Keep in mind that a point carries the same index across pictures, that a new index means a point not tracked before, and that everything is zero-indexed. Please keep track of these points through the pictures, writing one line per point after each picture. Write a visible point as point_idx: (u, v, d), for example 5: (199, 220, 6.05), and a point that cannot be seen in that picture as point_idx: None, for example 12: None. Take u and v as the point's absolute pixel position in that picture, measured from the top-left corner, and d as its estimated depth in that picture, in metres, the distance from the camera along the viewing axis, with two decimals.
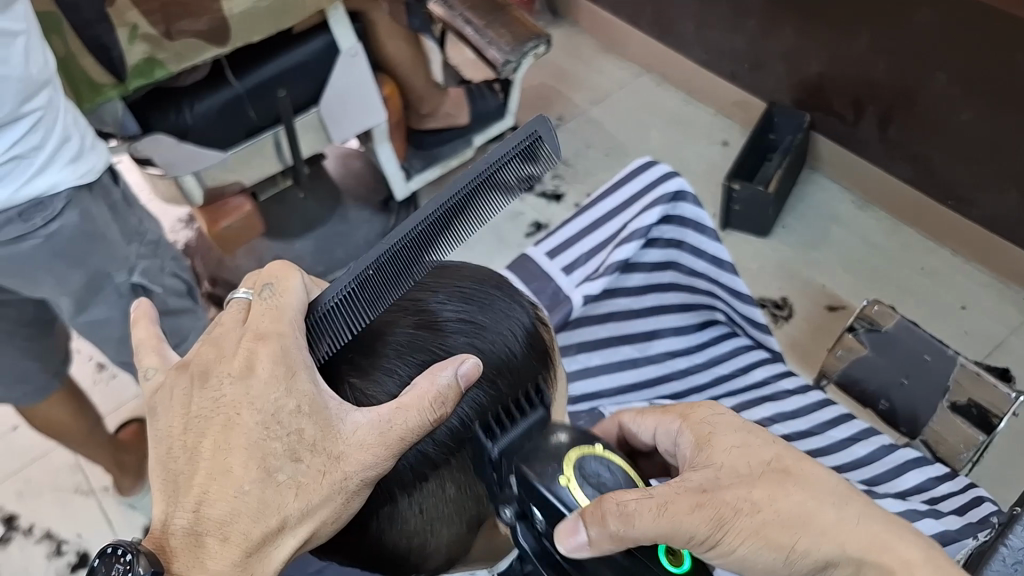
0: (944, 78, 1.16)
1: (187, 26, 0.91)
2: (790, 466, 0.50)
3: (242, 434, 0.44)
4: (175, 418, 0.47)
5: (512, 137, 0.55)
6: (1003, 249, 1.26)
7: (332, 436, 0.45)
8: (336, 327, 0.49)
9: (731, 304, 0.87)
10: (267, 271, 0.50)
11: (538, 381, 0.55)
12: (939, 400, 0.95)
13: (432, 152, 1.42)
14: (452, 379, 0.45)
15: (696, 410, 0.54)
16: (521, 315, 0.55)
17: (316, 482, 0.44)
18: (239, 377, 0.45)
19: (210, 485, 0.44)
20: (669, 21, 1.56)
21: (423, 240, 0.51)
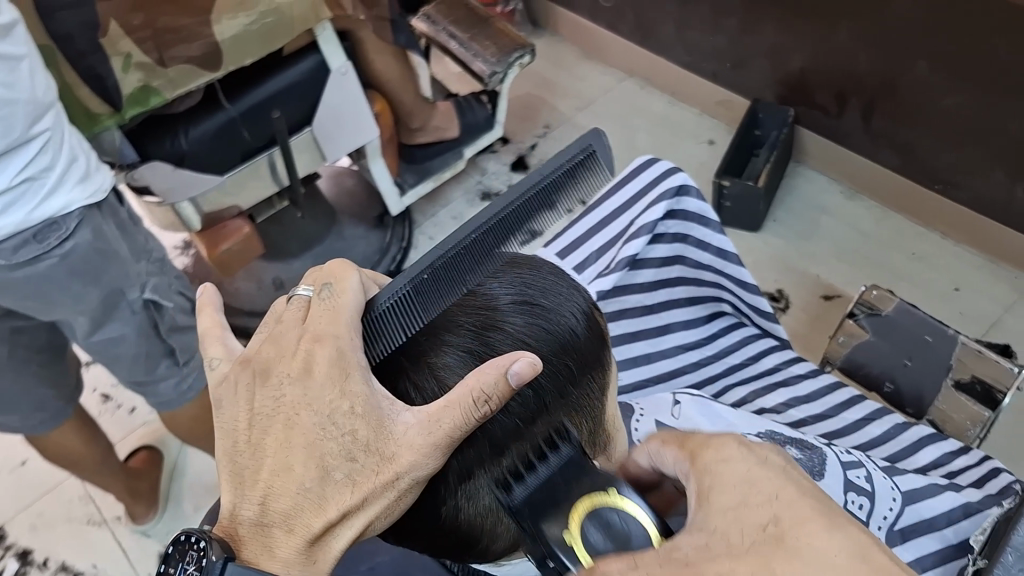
0: (926, 65, 1.19)
1: (180, 52, 0.92)
2: (787, 534, 0.39)
3: (302, 434, 0.45)
4: (240, 413, 0.49)
5: (564, 151, 0.55)
6: (990, 230, 1.29)
7: (383, 436, 0.45)
8: (393, 328, 0.48)
9: (737, 294, 0.89)
10: (328, 269, 0.50)
11: (598, 361, 0.53)
12: (943, 379, 0.97)
13: (424, 165, 1.43)
14: (502, 377, 0.43)
15: (708, 450, 0.44)
16: (578, 296, 0.54)
17: (370, 481, 0.45)
18: (300, 377, 0.47)
19: (273, 480, 0.46)
20: (650, 25, 1.59)
21: (481, 249, 0.51)
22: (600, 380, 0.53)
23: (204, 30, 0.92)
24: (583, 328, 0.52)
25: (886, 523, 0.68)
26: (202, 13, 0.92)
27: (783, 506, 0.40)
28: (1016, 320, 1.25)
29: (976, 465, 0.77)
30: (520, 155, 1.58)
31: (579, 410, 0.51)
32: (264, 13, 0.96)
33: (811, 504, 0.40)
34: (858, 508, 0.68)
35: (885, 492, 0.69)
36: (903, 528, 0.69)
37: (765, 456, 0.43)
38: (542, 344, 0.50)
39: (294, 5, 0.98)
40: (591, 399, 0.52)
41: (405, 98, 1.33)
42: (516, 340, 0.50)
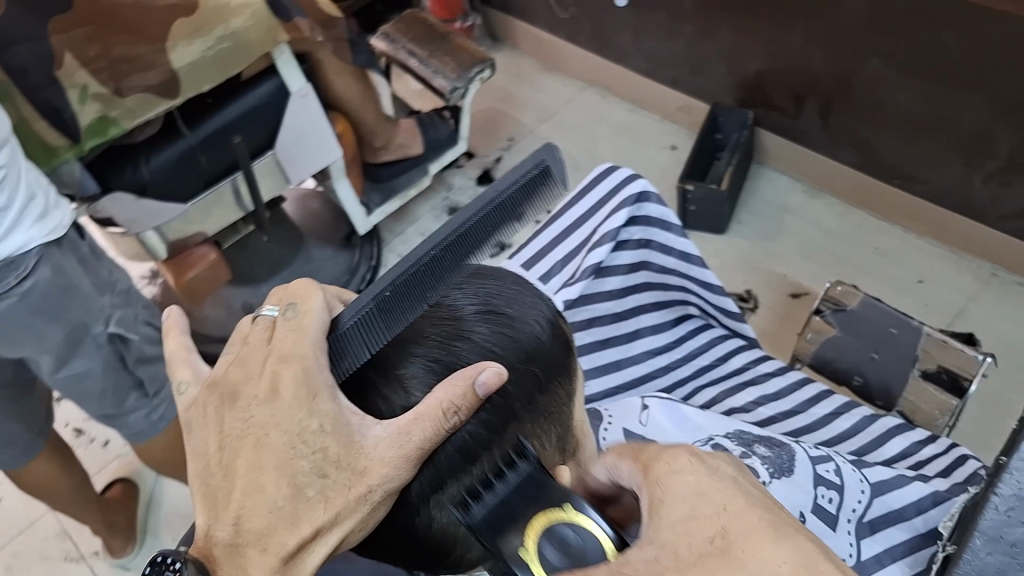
0: (878, 62, 1.21)
1: (137, 82, 0.91)
2: (733, 545, 0.40)
3: (272, 453, 0.45)
4: (210, 436, 0.48)
5: (518, 166, 0.53)
6: (949, 221, 1.31)
7: (354, 451, 0.44)
8: (358, 345, 0.47)
9: (703, 296, 0.90)
10: (292, 288, 0.50)
11: (565, 368, 0.53)
12: (910, 370, 0.98)
13: (390, 183, 1.44)
14: (469, 387, 0.44)
15: (660, 462, 0.45)
16: (542, 304, 0.54)
17: (343, 497, 0.44)
18: (266, 399, 0.46)
19: (245, 502, 0.45)
20: (608, 35, 1.60)
21: (444, 264, 0.50)
22: (567, 386, 0.53)
23: (160, 57, 0.92)
24: (548, 334, 0.52)
25: (855, 516, 0.68)
26: (157, 41, 0.91)
27: (731, 517, 0.41)
28: (980, 309, 1.27)
29: (944, 453, 0.78)
30: (485, 169, 1.58)
31: (548, 415, 0.51)
32: (219, 37, 0.95)
33: (759, 517, 0.41)
34: (828, 502, 0.68)
35: (853, 493, 0.69)
36: (873, 520, 0.68)
37: (717, 467, 0.44)
38: (508, 350, 0.50)
39: (249, 30, 0.98)
40: (560, 405, 0.52)
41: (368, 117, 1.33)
42: (483, 347, 0.50)
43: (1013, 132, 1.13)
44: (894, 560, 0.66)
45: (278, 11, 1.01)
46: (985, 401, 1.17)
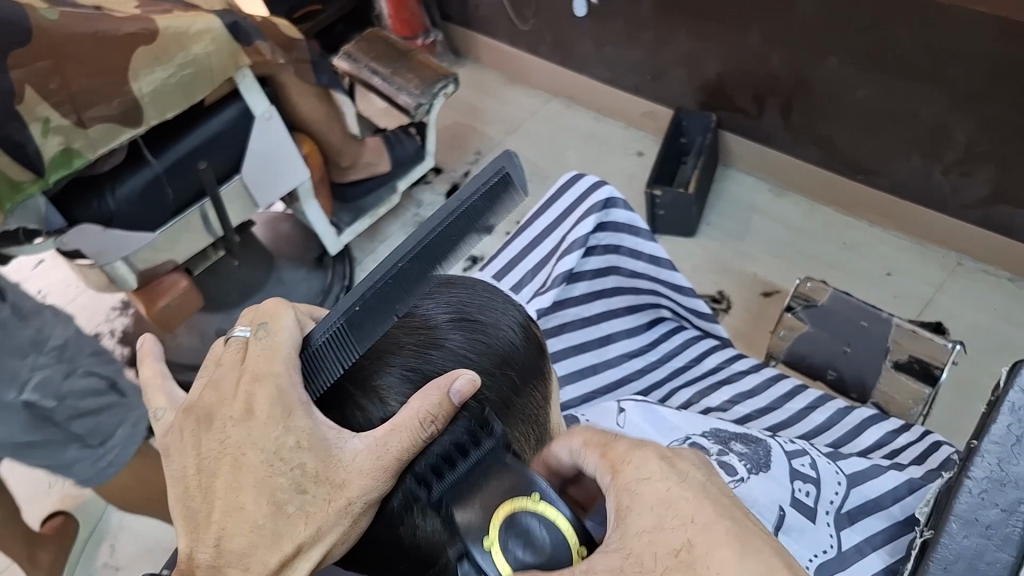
0: (835, 60, 1.23)
1: (100, 112, 0.91)
2: (700, 559, 0.41)
3: (250, 472, 0.45)
4: (187, 460, 0.48)
5: (481, 175, 0.54)
6: (912, 213, 1.33)
7: (331, 464, 0.45)
8: (332, 361, 0.48)
9: (674, 298, 0.91)
10: (263, 309, 0.50)
11: (539, 371, 0.54)
12: (882, 362, 1.00)
13: (358, 203, 1.44)
14: (443, 396, 0.44)
15: (628, 466, 0.45)
16: (513, 312, 0.55)
17: (324, 511, 0.44)
18: (241, 420, 0.46)
19: (225, 522, 0.45)
20: (569, 46, 1.61)
21: (414, 276, 0.49)
22: (542, 391, 0.54)
23: (122, 87, 0.92)
24: (520, 340, 0.53)
25: (833, 507, 0.68)
26: (118, 71, 0.91)
27: (698, 530, 0.42)
28: (947, 298, 1.29)
29: (918, 441, 0.79)
30: (454, 183, 1.59)
31: (525, 417, 0.52)
32: (181, 64, 0.96)
33: (726, 530, 0.42)
34: (805, 495, 0.69)
35: (828, 485, 0.70)
36: (850, 512, 0.68)
37: (686, 474, 0.45)
38: (482, 357, 0.51)
39: (211, 55, 0.99)
40: (536, 408, 0.53)
41: (334, 137, 1.33)
42: (457, 355, 0.50)
43: (969, 122, 1.16)
44: (874, 548, 0.65)
45: (239, 35, 1.02)
46: (956, 386, 1.19)
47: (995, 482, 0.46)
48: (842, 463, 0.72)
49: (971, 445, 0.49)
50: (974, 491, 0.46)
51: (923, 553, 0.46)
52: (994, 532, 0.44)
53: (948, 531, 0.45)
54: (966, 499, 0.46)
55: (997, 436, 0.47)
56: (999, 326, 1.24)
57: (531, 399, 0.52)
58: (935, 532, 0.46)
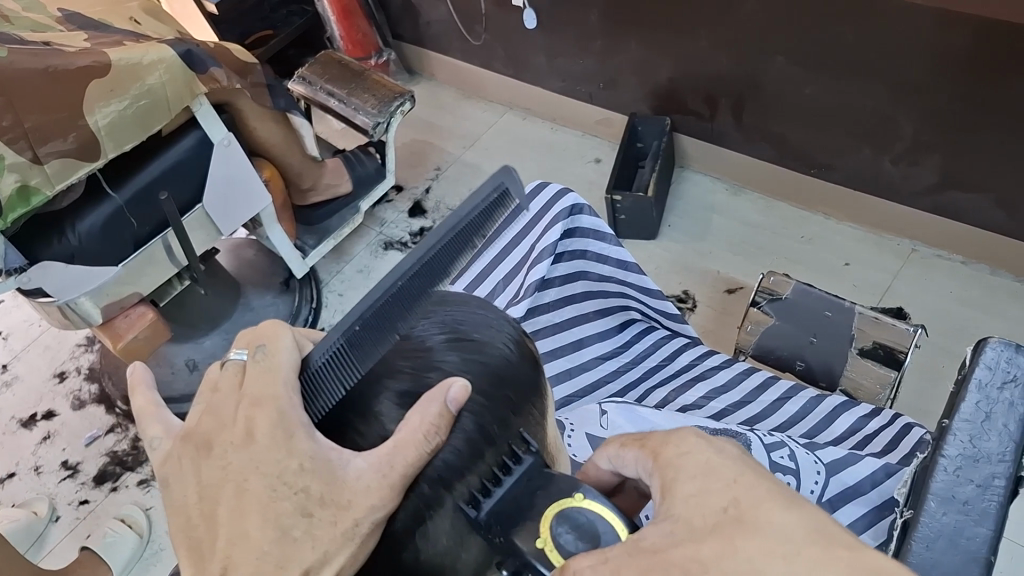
0: (782, 59, 1.25)
1: (55, 148, 0.91)
2: (749, 512, 0.39)
3: (254, 498, 0.40)
4: (188, 489, 0.43)
5: (479, 189, 0.49)
6: (867, 204, 1.36)
7: (336, 486, 0.39)
8: (332, 383, 0.43)
9: (644, 300, 0.93)
10: (261, 330, 0.46)
11: (536, 387, 0.48)
12: (848, 350, 1.03)
13: (323, 225, 1.46)
14: (441, 407, 0.41)
15: (669, 446, 0.44)
16: (506, 325, 0.49)
17: (330, 534, 0.39)
18: (242, 446, 0.42)
19: (230, 552, 0.40)
20: (522, 58, 1.63)
21: (411, 295, 0.45)
22: (538, 409, 0.47)
23: (77, 121, 0.92)
24: (517, 355, 0.47)
25: (814, 496, 0.67)
26: (70, 105, 0.91)
27: (742, 489, 0.41)
28: (907, 284, 1.32)
29: (889, 425, 0.79)
30: (416, 201, 1.60)
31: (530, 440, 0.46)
32: (136, 96, 0.96)
33: (769, 487, 0.41)
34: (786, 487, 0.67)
35: (808, 478, 0.68)
36: (831, 499, 0.67)
37: (723, 446, 0.43)
38: (480, 375, 0.44)
39: (166, 85, 0.99)
40: (537, 426, 0.47)
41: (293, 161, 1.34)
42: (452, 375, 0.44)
43: (914, 114, 1.19)
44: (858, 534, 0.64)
45: (193, 63, 1.03)
46: (920, 369, 1.23)
47: (969, 459, 0.49)
48: (821, 453, 0.70)
49: (941, 425, 0.51)
50: (949, 469, 0.49)
51: (905, 533, 0.48)
52: (971, 507, 0.47)
53: (928, 510, 0.47)
54: (942, 477, 0.48)
55: (968, 414, 0.50)
56: (958, 308, 1.27)
57: (529, 417, 0.46)
58: (915, 509, 0.48)
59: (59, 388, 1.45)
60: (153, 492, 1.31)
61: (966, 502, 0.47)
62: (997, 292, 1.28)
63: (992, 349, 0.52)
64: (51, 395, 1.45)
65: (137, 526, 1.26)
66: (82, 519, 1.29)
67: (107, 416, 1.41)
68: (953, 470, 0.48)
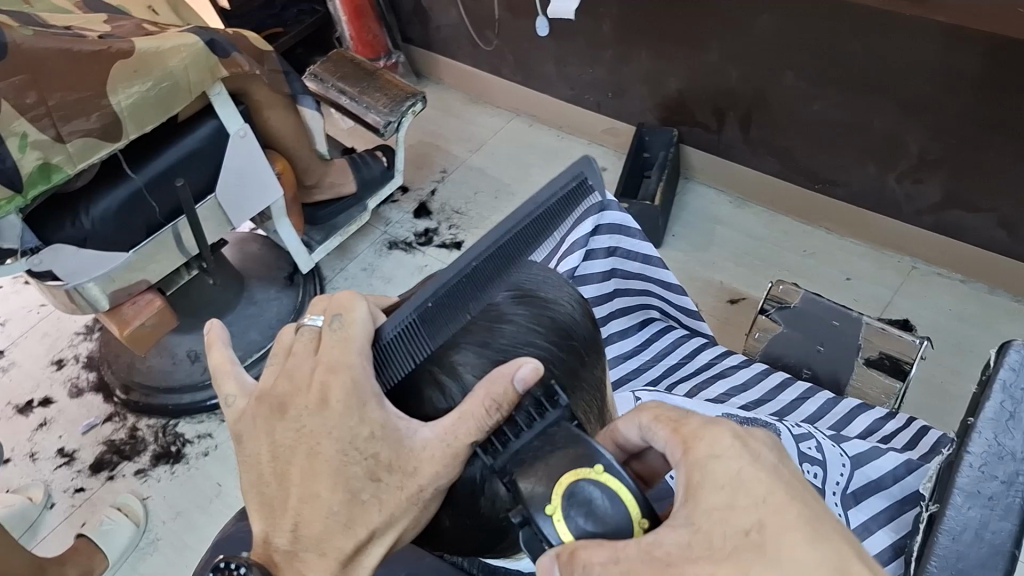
0: (792, 75, 1.28)
1: (78, 126, 0.91)
2: (772, 540, 0.37)
3: (326, 463, 0.42)
4: (261, 446, 0.45)
5: (559, 179, 0.52)
6: (868, 220, 1.39)
7: (403, 453, 0.41)
8: (403, 356, 0.44)
9: (667, 298, 0.96)
10: (337, 300, 0.45)
11: (592, 343, 0.51)
12: (854, 358, 1.04)
13: (329, 223, 1.47)
14: (507, 385, 0.40)
15: (702, 442, 0.41)
16: (564, 287, 0.52)
17: (396, 499, 0.42)
18: (317, 411, 0.42)
19: (302, 508, 0.43)
20: (531, 65, 1.65)
21: (486, 274, 0.46)
22: (595, 360, 0.51)
23: (100, 101, 0.92)
24: (579, 314, 0.51)
25: (839, 488, 0.69)
26: (94, 86, 0.91)
27: (771, 512, 0.38)
28: (906, 300, 1.34)
29: (905, 427, 0.81)
30: (422, 202, 1.61)
31: (591, 393, 0.50)
32: (159, 78, 0.96)
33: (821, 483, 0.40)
34: (813, 476, 0.68)
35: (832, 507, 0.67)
36: (855, 492, 0.69)
37: (759, 451, 0.40)
38: (548, 329, 0.48)
39: (189, 68, 0.99)
40: (592, 379, 0.50)
41: (302, 154, 1.34)
42: (525, 329, 0.47)
43: (920, 132, 1.22)
44: (881, 526, 0.66)
45: (216, 50, 1.03)
46: (922, 384, 1.24)
47: (993, 456, 0.49)
48: (847, 447, 0.73)
49: (967, 423, 0.52)
50: (975, 464, 0.49)
51: (930, 525, 0.49)
52: (996, 502, 0.47)
53: (953, 504, 0.48)
54: (967, 474, 0.49)
55: (992, 413, 0.50)
56: (956, 325, 1.30)
57: (586, 373, 0.49)
58: (940, 504, 0.49)
59: (57, 375, 1.45)
60: (150, 482, 1.30)
61: (991, 499, 0.47)
62: (993, 310, 1.30)
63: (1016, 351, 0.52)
64: (49, 381, 1.44)
65: (133, 515, 1.24)
66: (77, 506, 1.28)
67: (105, 405, 1.40)
68: (979, 467, 0.49)
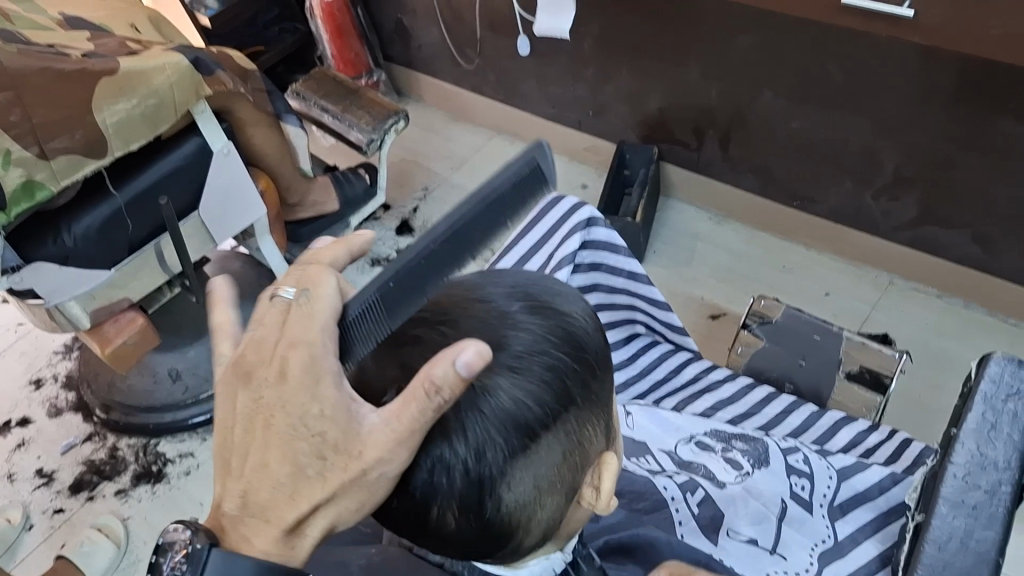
0: (770, 94, 1.30)
1: (61, 144, 0.91)
2: None
3: (274, 433, 0.41)
4: (224, 410, 0.44)
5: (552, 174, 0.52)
6: (846, 236, 1.41)
7: (351, 436, 0.41)
8: (366, 336, 0.44)
9: (651, 313, 0.96)
10: (311, 273, 0.45)
11: (604, 359, 0.50)
12: (836, 373, 1.06)
13: (310, 239, 1.46)
14: (450, 369, 0.39)
15: None
16: (578, 300, 0.51)
17: (339, 478, 0.41)
18: (274, 383, 0.42)
19: (252, 477, 0.43)
20: (513, 84, 1.66)
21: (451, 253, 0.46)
22: (607, 376, 0.51)
23: (84, 119, 0.92)
24: (592, 326, 0.50)
25: (826, 500, 0.71)
26: (78, 104, 0.91)
27: None
28: (884, 314, 1.36)
29: (888, 439, 0.83)
30: (404, 219, 1.61)
31: (599, 406, 0.50)
32: (144, 96, 0.96)
33: None
34: (801, 489, 0.71)
35: (818, 525, 0.70)
36: (842, 503, 0.70)
37: None
38: (561, 340, 0.47)
39: (174, 86, 0.99)
40: (600, 393, 0.50)
41: (285, 171, 1.34)
42: (538, 338, 0.46)
43: (895, 149, 1.24)
44: (867, 537, 0.68)
45: (200, 68, 1.03)
46: (902, 398, 1.26)
47: (977, 465, 0.49)
48: (833, 459, 0.74)
49: (948, 434, 0.52)
50: (958, 475, 0.49)
51: (915, 536, 0.49)
52: (980, 512, 0.48)
53: (939, 513, 0.48)
54: (952, 484, 0.49)
55: (974, 424, 0.51)
56: (933, 340, 1.32)
57: (593, 388, 0.49)
58: (925, 515, 0.49)
59: (35, 396, 1.43)
60: (131, 502, 1.29)
61: (974, 508, 0.48)
62: (968, 325, 1.32)
63: (996, 364, 0.53)
64: (27, 402, 1.42)
65: (114, 536, 1.23)
66: (56, 528, 1.26)
67: (86, 424, 1.39)
68: (962, 477, 0.49)
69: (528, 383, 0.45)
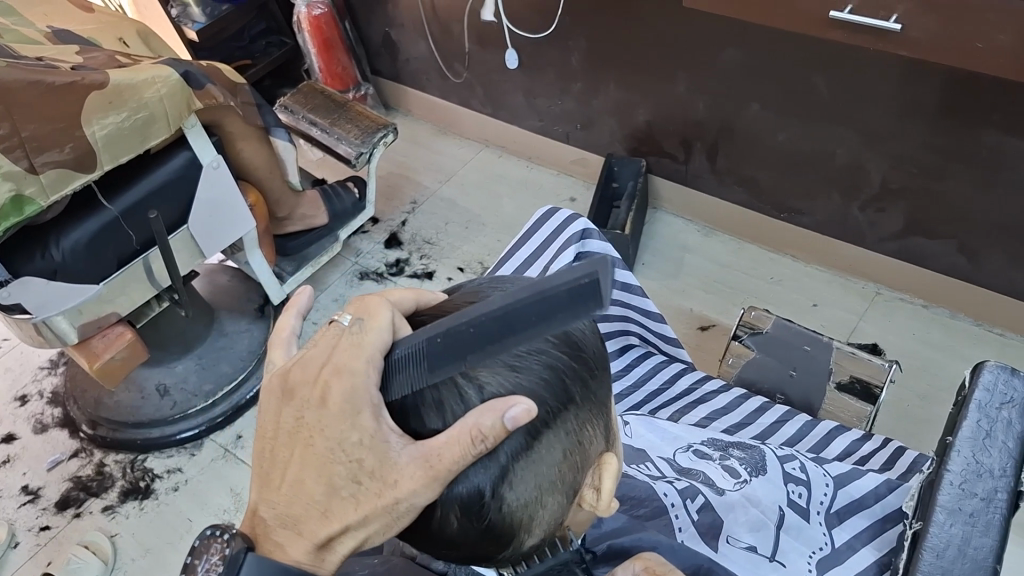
0: (757, 106, 1.31)
1: (51, 158, 0.90)
2: None
3: (313, 454, 0.42)
4: (268, 421, 0.45)
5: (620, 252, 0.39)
6: (833, 247, 1.42)
7: (387, 464, 0.41)
8: (407, 380, 0.43)
9: (645, 324, 0.97)
10: (368, 302, 0.45)
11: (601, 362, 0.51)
12: (826, 384, 1.06)
13: (301, 253, 1.47)
14: (496, 421, 0.39)
15: None
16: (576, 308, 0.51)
17: (372, 504, 0.41)
18: (316, 407, 0.42)
19: (287, 491, 0.43)
20: (501, 97, 1.67)
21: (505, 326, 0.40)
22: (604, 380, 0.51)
23: (74, 132, 0.91)
24: (590, 330, 0.51)
25: (823, 507, 0.71)
26: (68, 117, 0.91)
27: None
28: (872, 325, 1.37)
29: (882, 447, 0.83)
30: (393, 233, 1.61)
31: (599, 407, 0.51)
32: (134, 108, 0.96)
33: None
34: (798, 496, 0.71)
35: (816, 532, 0.69)
36: (839, 510, 0.70)
37: None
38: (561, 340, 0.48)
39: (164, 99, 0.99)
40: (598, 396, 0.50)
41: (274, 185, 1.33)
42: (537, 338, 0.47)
43: (882, 161, 1.25)
44: (865, 544, 0.67)
45: (191, 82, 1.03)
46: (892, 408, 1.26)
47: (974, 473, 0.50)
48: (829, 467, 0.74)
49: (944, 442, 0.53)
50: (955, 483, 0.50)
51: (911, 545, 0.49)
52: (978, 519, 0.48)
53: (936, 521, 0.48)
54: (949, 491, 0.49)
55: (969, 432, 0.52)
56: (921, 350, 1.33)
57: (591, 389, 0.50)
58: (921, 523, 0.49)
59: (21, 412, 1.42)
60: (118, 518, 1.27)
61: (971, 516, 0.48)
62: (955, 334, 1.34)
63: (989, 372, 0.54)
64: (12, 418, 1.41)
65: (101, 553, 1.22)
66: (42, 545, 1.25)
67: (72, 440, 1.37)
68: (958, 484, 0.50)
69: (529, 379, 0.45)
